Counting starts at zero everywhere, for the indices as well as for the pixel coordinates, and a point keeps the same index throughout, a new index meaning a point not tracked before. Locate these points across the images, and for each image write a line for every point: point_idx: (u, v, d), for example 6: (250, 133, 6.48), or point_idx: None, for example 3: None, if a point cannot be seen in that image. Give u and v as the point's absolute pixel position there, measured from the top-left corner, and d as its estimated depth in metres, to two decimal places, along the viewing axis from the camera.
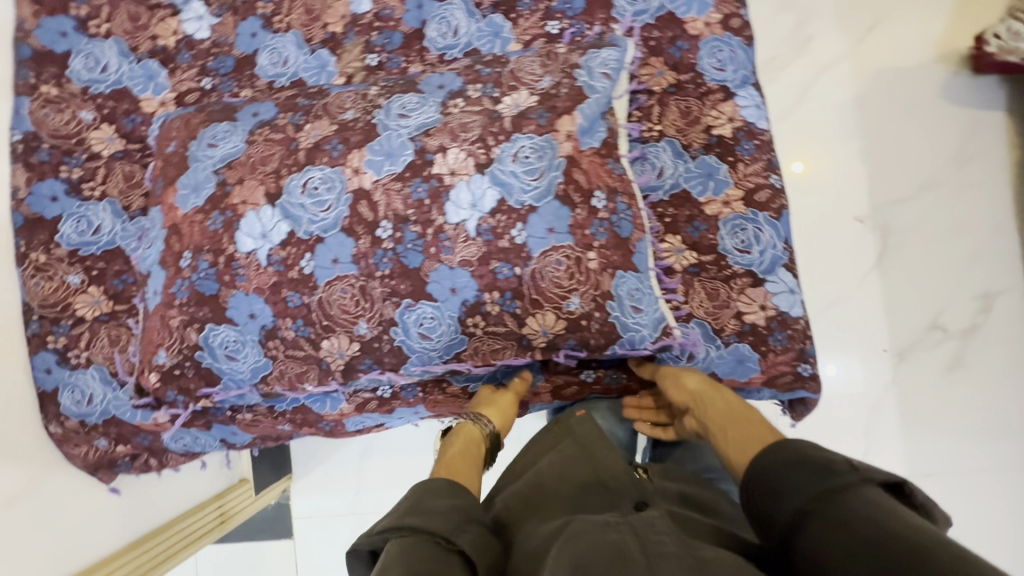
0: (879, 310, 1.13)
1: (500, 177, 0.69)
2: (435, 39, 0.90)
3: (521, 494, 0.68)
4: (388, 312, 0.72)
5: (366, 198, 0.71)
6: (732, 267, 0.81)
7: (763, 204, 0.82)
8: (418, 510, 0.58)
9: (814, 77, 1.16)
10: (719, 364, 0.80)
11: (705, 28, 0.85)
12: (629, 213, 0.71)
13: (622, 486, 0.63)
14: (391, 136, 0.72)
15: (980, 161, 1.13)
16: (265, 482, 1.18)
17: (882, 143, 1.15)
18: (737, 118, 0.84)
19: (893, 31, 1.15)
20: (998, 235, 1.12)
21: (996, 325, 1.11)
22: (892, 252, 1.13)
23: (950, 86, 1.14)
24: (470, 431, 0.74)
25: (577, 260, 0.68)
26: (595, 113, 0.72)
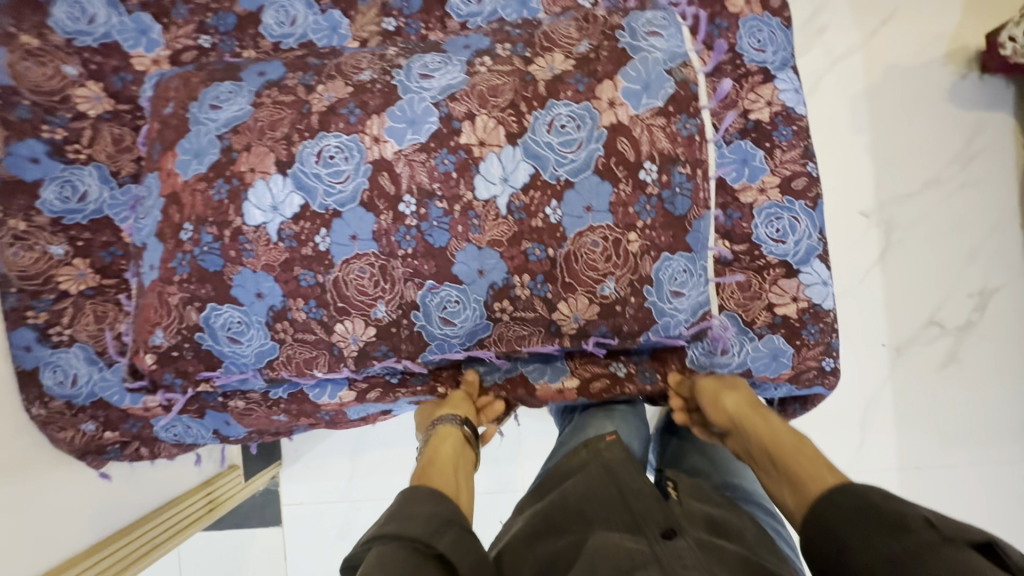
0: (880, 307, 1.10)
1: (535, 148, 0.65)
2: (458, 6, 0.85)
3: (546, 511, 0.64)
4: (409, 294, 0.67)
5: (387, 169, 0.66)
6: (766, 257, 0.78)
7: (800, 192, 0.79)
8: (400, 515, 0.54)
9: (827, 69, 1.11)
10: (755, 357, 0.77)
11: (746, 6, 0.80)
12: (688, 183, 0.64)
13: (647, 508, 0.60)
14: (413, 100, 0.67)
15: (985, 158, 1.10)
16: (255, 469, 1.13)
17: (889, 135, 1.11)
18: (776, 102, 0.80)
19: (908, 21, 1.10)
20: (1000, 233, 1.09)
21: (991, 323, 1.09)
22: (895, 249, 1.10)
23: (959, 83, 1.10)
24: (441, 433, 0.71)
25: (615, 242, 0.64)
26: (655, 70, 0.65)
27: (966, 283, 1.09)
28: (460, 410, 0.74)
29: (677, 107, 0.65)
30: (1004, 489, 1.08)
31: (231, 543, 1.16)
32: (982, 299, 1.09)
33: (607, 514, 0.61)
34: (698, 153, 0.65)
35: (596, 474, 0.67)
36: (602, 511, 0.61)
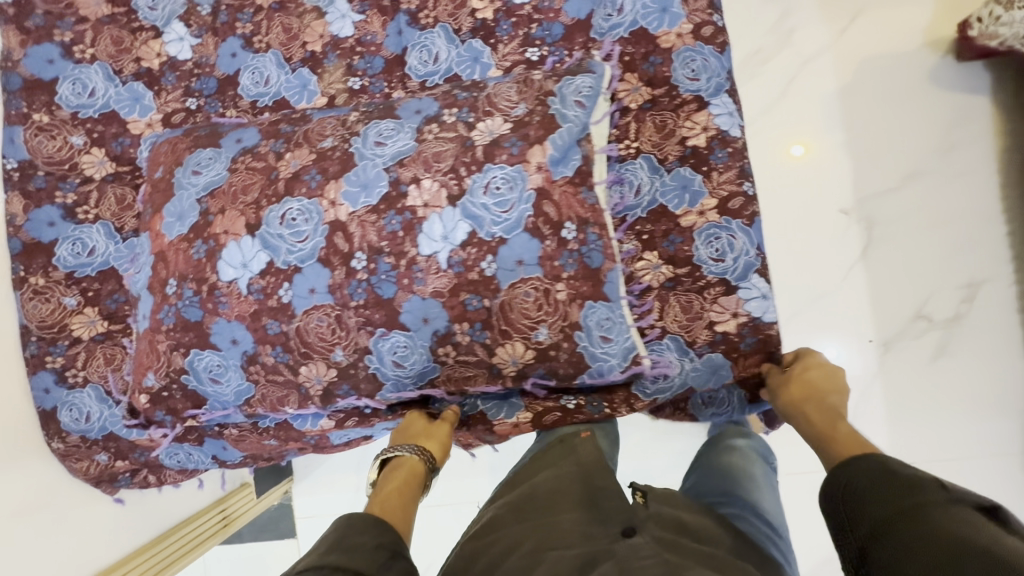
0: (864, 297, 1.21)
1: (471, 209, 0.70)
2: (416, 66, 0.92)
3: (517, 506, 0.71)
4: (363, 341, 0.73)
5: (341, 230, 0.72)
6: (706, 276, 0.81)
7: (737, 212, 0.81)
8: (340, 546, 0.60)
9: (798, 70, 1.24)
10: (695, 375, 0.81)
11: (677, 39, 0.84)
12: (600, 242, 0.71)
13: (614, 510, 0.67)
14: (367, 166, 0.74)
15: (965, 150, 1.19)
16: (266, 486, 1.19)
17: (861, 133, 1.22)
18: (711, 127, 0.83)
19: (876, 17, 1.22)
20: (983, 223, 1.18)
21: (982, 313, 1.18)
22: (877, 244, 1.21)
23: (936, 74, 1.20)
24: (413, 467, 0.76)
25: (545, 292, 0.69)
26: (568, 142, 0.71)
27: (955, 277, 1.18)
28: (434, 453, 0.77)
29: (581, 179, 0.72)
30: (996, 478, 1.17)
31: (251, 553, 1.25)
32: (970, 291, 1.18)
33: (576, 512, 0.67)
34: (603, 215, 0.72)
35: (569, 470, 0.74)
36: (571, 510, 0.68)
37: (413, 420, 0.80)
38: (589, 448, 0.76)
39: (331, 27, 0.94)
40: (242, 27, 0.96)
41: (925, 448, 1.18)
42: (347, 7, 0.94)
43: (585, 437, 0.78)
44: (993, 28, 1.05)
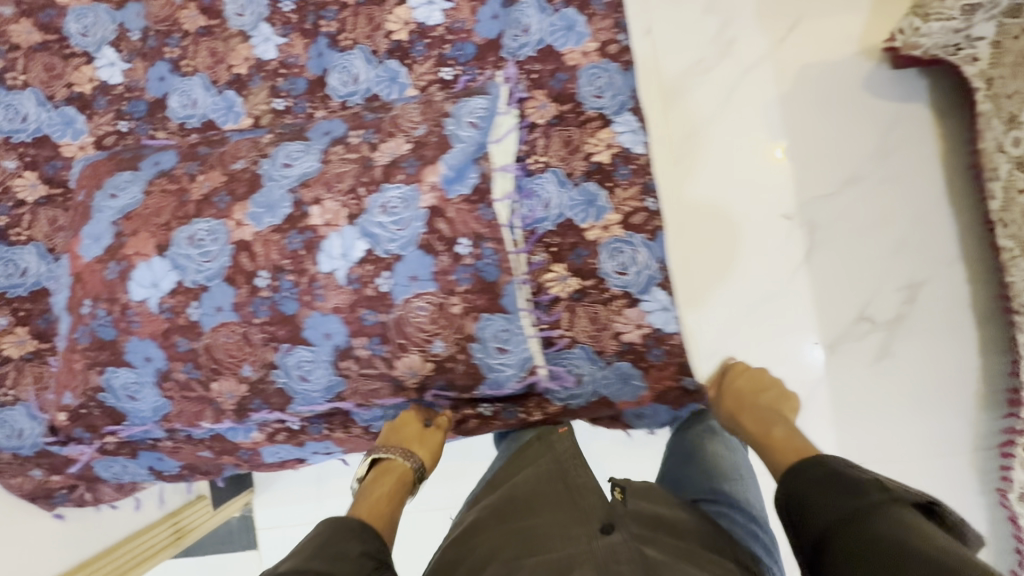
0: (807, 301, 1.23)
1: (368, 228, 0.72)
2: (336, 87, 0.95)
3: (497, 507, 0.70)
4: (269, 356, 0.75)
5: (246, 250, 0.75)
6: (610, 289, 0.83)
7: (639, 227, 0.84)
8: (327, 554, 0.61)
9: (739, 77, 1.27)
10: (605, 385, 0.83)
11: (583, 58, 0.87)
12: (496, 256, 0.74)
13: (591, 505, 0.66)
14: (273, 187, 0.77)
15: (901, 154, 1.22)
16: (224, 498, 1.20)
17: (800, 139, 1.25)
18: (614, 144, 0.86)
19: (812, 25, 1.25)
20: (920, 227, 1.21)
21: (923, 315, 1.20)
22: (819, 248, 1.23)
23: (870, 81, 1.23)
24: (400, 471, 0.77)
25: (440, 306, 0.72)
26: (462, 162, 0.74)
27: (896, 279, 1.20)
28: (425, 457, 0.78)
29: (479, 196, 0.74)
30: (949, 478, 1.18)
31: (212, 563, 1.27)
32: (913, 292, 1.20)
33: (555, 510, 0.67)
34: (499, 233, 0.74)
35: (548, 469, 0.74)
36: (550, 509, 0.67)
37: (405, 423, 0.80)
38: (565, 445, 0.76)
39: (255, 50, 0.97)
40: (170, 51, 0.99)
41: (869, 449, 1.20)
42: (270, 31, 0.97)
43: (561, 432, 0.79)
44: (915, 38, 1.10)
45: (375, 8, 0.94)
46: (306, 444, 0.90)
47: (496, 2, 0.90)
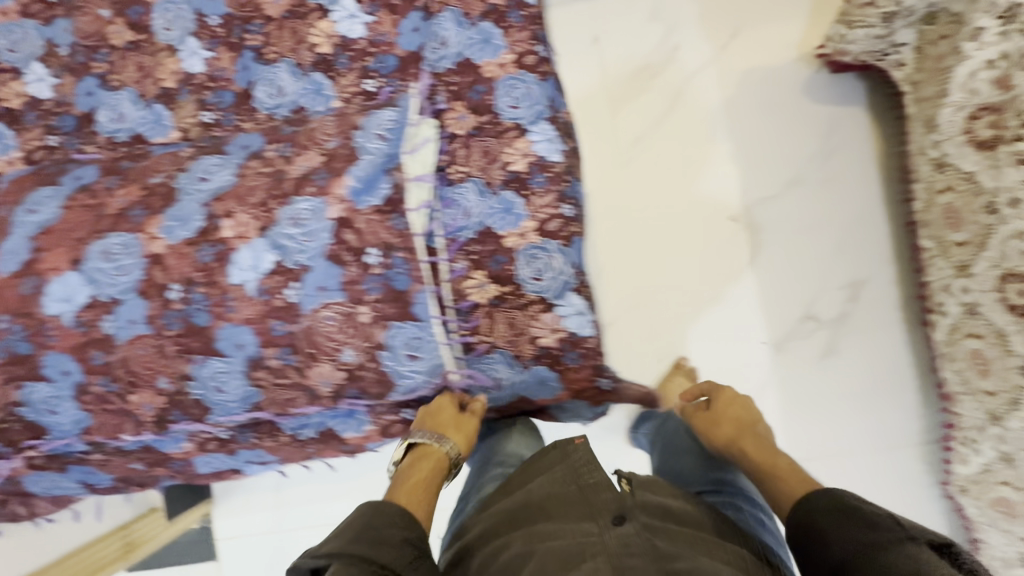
0: (757, 298, 1.32)
1: (276, 240, 0.74)
2: (263, 99, 0.96)
3: (510, 510, 0.71)
4: (184, 368, 0.76)
5: (158, 264, 0.76)
6: (527, 295, 0.85)
7: (554, 233, 0.86)
8: (368, 537, 0.60)
9: (684, 82, 1.42)
10: (523, 387, 0.85)
11: (499, 70, 0.89)
12: (406, 265, 0.76)
13: (603, 503, 0.68)
14: (187, 201, 0.78)
15: (839, 155, 1.35)
16: (180, 509, 1.22)
17: (745, 142, 1.38)
18: (530, 153, 0.88)
19: (755, 29, 1.38)
20: (860, 224, 1.32)
21: (863, 311, 1.29)
22: (765, 247, 1.34)
23: (811, 83, 1.37)
24: (437, 456, 0.75)
25: (348, 315, 0.73)
26: (371, 173, 0.76)
27: (836, 279, 1.30)
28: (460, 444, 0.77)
29: (392, 207, 0.76)
30: (902, 469, 1.26)
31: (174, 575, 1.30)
32: (853, 290, 1.30)
33: (567, 512, 0.68)
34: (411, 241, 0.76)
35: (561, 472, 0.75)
36: (564, 510, 0.68)
37: (434, 410, 0.79)
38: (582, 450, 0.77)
39: (183, 64, 0.98)
40: (99, 66, 0.99)
41: (815, 451, 1.27)
42: (197, 45, 0.98)
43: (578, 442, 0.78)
44: (842, 44, 1.24)
45: (299, 23, 0.95)
46: (237, 453, 0.89)
47: (417, 14, 0.91)
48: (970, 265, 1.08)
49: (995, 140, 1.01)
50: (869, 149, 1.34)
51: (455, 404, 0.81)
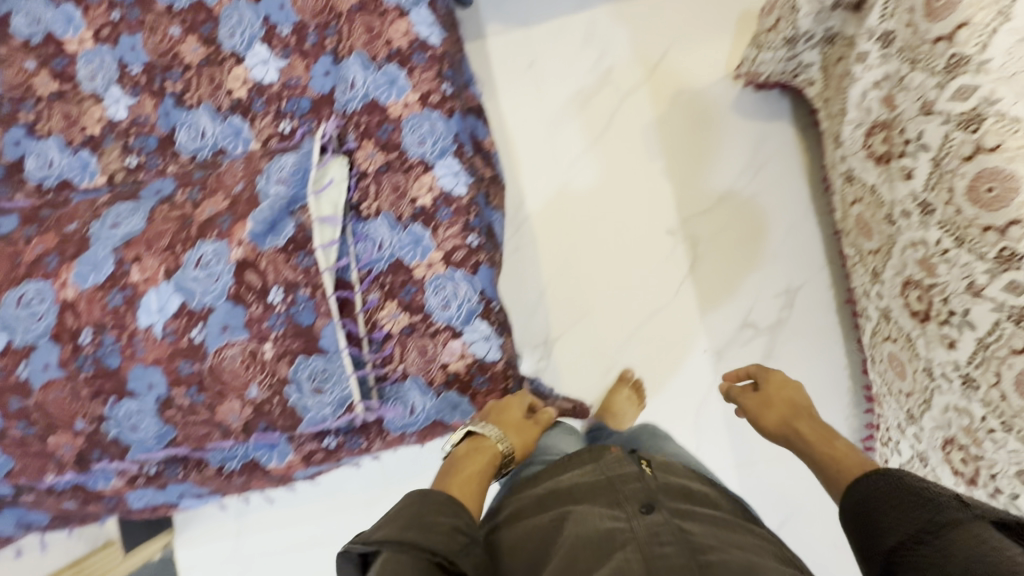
0: (694, 305, 1.58)
1: (182, 283, 0.77)
2: (185, 142, 1.00)
3: (541, 498, 0.84)
4: (98, 409, 0.79)
5: (70, 309, 0.79)
6: (436, 323, 0.89)
7: (460, 263, 0.90)
8: (418, 525, 0.65)
9: (619, 103, 1.65)
10: (437, 412, 0.89)
11: (405, 109, 0.93)
12: (310, 302, 0.79)
13: (629, 490, 0.80)
14: (98, 247, 0.81)
15: (766, 171, 1.59)
16: (136, 542, 1.37)
17: (678, 165, 1.62)
18: (436, 187, 0.92)
19: (679, 58, 1.63)
20: (791, 234, 1.58)
21: (797, 312, 1.56)
22: (700, 261, 1.59)
23: (734, 103, 1.61)
24: (491, 451, 0.80)
25: (252, 353, 0.77)
26: (271, 216, 0.80)
27: (775, 285, 1.57)
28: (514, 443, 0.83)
29: (296, 246, 0.80)
30: None
31: None
32: (789, 296, 1.57)
33: (595, 497, 0.80)
34: (316, 277, 0.80)
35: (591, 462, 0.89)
36: (593, 496, 0.80)
37: (499, 411, 0.86)
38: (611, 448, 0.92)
39: (108, 111, 1.02)
40: (25, 115, 1.03)
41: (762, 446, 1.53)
42: (120, 92, 1.02)
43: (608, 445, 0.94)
44: (752, 68, 1.34)
45: (217, 69, 0.99)
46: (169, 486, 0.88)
47: (327, 58, 0.97)
48: (882, 271, 1.16)
49: (888, 155, 1.05)
50: (784, 166, 1.59)
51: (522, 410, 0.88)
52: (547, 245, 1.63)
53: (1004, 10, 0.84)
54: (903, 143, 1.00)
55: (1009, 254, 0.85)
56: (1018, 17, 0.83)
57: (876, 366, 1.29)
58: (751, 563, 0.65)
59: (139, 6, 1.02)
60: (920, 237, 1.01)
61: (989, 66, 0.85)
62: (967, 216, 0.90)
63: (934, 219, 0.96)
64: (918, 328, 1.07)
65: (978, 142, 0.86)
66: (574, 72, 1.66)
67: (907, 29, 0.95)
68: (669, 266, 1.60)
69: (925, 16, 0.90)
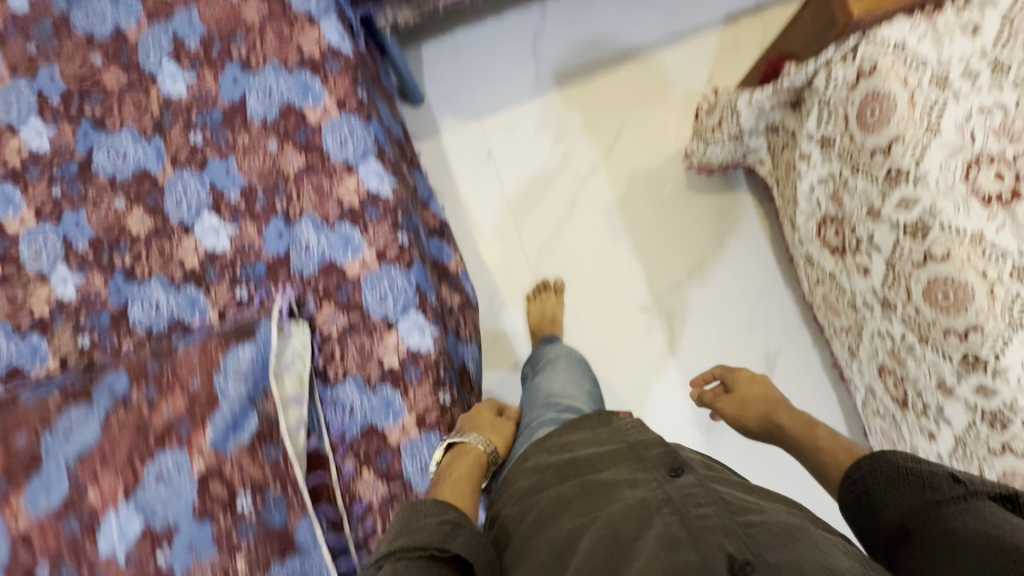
0: (678, 379, 1.58)
1: (143, 502, 0.75)
2: (140, 317, 0.96)
3: (557, 465, 0.80)
4: None
5: (23, 541, 0.74)
6: (416, 492, 0.86)
7: (435, 423, 0.89)
8: (404, 535, 0.66)
9: (580, 186, 1.67)
10: None
11: (363, 267, 0.92)
12: (281, 500, 0.78)
13: (654, 457, 0.78)
14: (52, 466, 0.77)
15: (730, 238, 1.63)
16: None
17: (644, 240, 1.65)
18: (402, 346, 0.91)
19: (631, 137, 1.68)
20: (763, 299, 1.60)
21: (781, 377, 1.57)
22: (678, 334, 1.60)
23: (689, 177, 1.66)
24: (473, 451, 0.85)
25: (223, 569, 0.75)
26: (233, 416, 0.79)
27: (755, 351, 1.58)
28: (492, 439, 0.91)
29: (263, 438, 0.80)
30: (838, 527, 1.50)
31: None
32: (770, 361, 1.57)
33: (618, 465, 0.78)
34: (284, 472, 0.79)
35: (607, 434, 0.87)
36: (616, 465, 0.78)
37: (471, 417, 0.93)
38: (625, 419, 0.90)
39: (56, 292, 0.97)
40: None
41: None
42: (67, 271, 0.98)
43: (621, 414, 0.92)
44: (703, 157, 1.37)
45: (166, 241, 0.97)
46: None
47: (279, 220, 0.95)
48: (857, 350, 1.16)
49: (843, 247, 1.07)
50: (746, 235, 1.63)
51: (493, 411, 0.99)
52: (523, 335, 1.62)
53: (932, 127, 0.87)
54: (857, 242, 1.02)
55: (974, 359, 0.87)
56: (946, 132, 0.87)
57: (869, 436, 1.26)
58: (789, 527, 0.65)
59: (79, 181, 0.99)
60: (885, 328, 1.03)
61: (926, 179, 0.87)
62: (927, 317, 0.92)
63: (897, 314, 0.98)
64: (899, 413, 1.08)
65: (927, 251, 0.88)
66: (531, 159, 1.68)
67: (845, 136, 0.97)
68: (648, 344, 1.60)
69: (861, 128, 0.93)
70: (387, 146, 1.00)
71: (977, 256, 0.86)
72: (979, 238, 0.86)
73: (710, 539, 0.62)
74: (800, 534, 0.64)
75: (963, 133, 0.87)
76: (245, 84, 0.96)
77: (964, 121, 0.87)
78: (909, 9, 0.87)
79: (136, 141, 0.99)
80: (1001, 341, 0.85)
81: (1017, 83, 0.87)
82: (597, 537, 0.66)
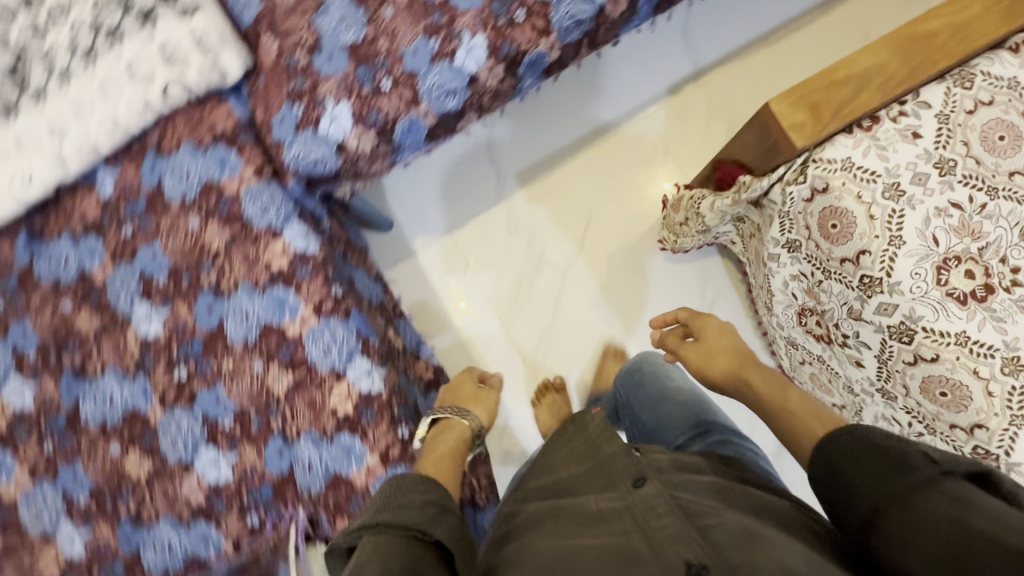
0: None
1: None
2: (153, 560, 0.94)
3: (539, 489, 0.83)
4: None
5: None
6: None
7: None
8: (393, 506, 0.73)
9: (562, 280, 1.69)
10: None
11: (369, 474, 0.92)
12: None
13: (621, 467, 0.80)
14: None
15: (717, 305, 1.65)
16: None
17: (634, 321, 1.66)
18: None
19: (601, 221, 1.70)
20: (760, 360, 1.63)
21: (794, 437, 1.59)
22: None
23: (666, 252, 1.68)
24: (456, 426, 0.95)
25: None
26: None
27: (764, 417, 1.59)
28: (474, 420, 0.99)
29: None
30: None
31: None
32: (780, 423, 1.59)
33: (592, 483, 0.79)
34: None
35: (582, 448, 0.87)
36: (590, 486, 0.79)
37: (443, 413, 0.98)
38: (597, 420, 0.89)
39: (64, 552, 0.95)
40: None
41: None
42: (72, 527, 0.95)
43: (593, 414, 0.91)
44: (679, 246, 1.38)
45: (169, 483, 0.95)
46: None
47: (278, 439, 0.94)
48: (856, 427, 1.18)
49: (828, 336, 1.08)
50: (733, 304, 1.65)
51: (474, 381, 1.18)
52: (534, 442, 1.63)
53: (895, 238, 0.89)
54: (842, 337, 1.01)
55: (985, 452, 0.89)
56: (909, 240, 0.89)
57: None
58: (749, 530, 0.68)
59: (71, 433, 0.98)
60: (887, 414, 1.04)
61: (900, 288, 0.89)
62: (930, 410, 0.93)
63: (898, 405, 0.99)
64: None
65: (916, 352, 0.90)
66: (508, 261, 1.70)
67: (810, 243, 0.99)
68: None
69: (826, 239, 0.94)
70: (371, 334, 0.99)
71: (966, 355, 0.87)
72: (963, 338, 0.87)
73: (668, 549, 0.66)
74: (758, 534, 0.68)
75: (926, 238, 0.88)
76: (221, 310, 0.96)
77: (924, 226, 0.88)
78: (847, 128, 0.91)
79: (121, 383, 0.98)
80: (1007, 436, 0.86)
81: (966, 179, 0.89)
82: (560, 555, 0.67)
